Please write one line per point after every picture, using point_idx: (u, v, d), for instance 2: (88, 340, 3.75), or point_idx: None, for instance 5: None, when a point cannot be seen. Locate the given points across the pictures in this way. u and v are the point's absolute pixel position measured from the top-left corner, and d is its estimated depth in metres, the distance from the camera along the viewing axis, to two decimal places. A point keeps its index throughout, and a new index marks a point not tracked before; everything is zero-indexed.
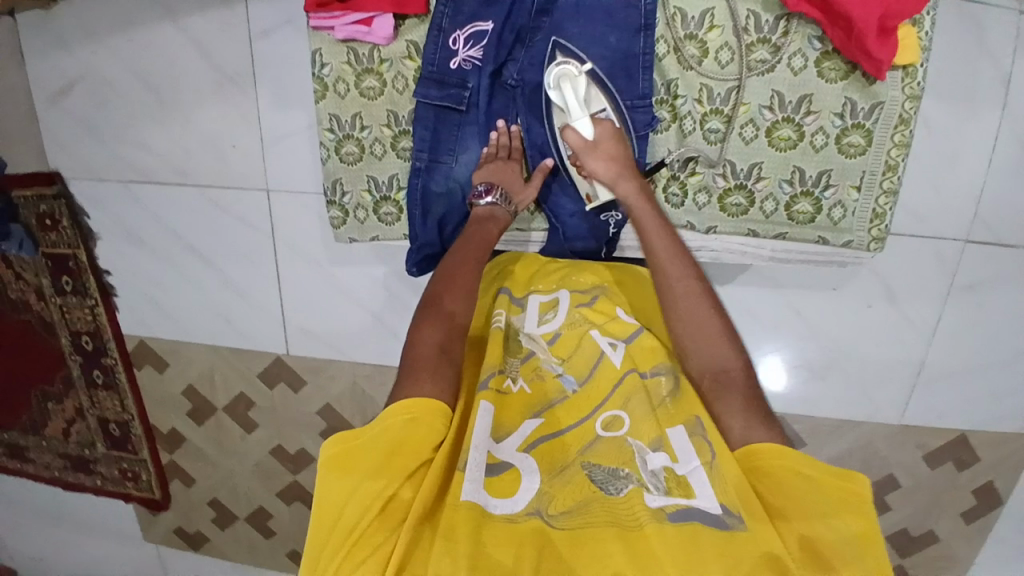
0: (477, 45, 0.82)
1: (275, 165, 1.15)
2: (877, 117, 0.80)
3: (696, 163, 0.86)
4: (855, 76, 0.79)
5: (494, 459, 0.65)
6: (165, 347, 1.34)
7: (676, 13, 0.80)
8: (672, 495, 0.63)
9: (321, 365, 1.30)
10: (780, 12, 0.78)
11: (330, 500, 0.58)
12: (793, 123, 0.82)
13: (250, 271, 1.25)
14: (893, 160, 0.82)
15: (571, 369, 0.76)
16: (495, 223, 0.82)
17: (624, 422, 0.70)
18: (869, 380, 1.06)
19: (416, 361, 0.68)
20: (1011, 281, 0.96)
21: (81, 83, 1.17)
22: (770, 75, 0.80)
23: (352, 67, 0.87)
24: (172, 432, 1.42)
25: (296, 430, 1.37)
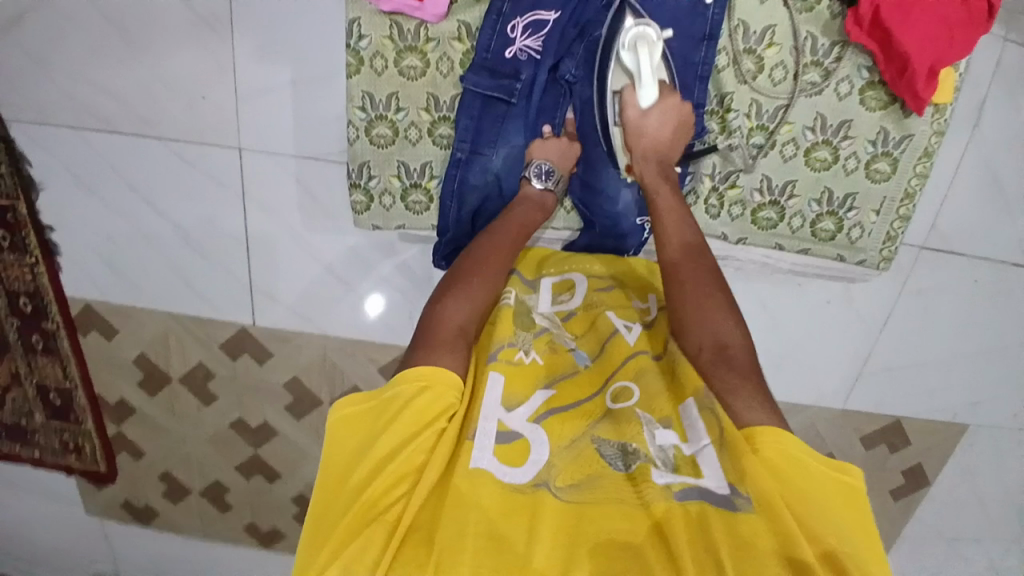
0: (535, 35, 0.76)
1: (252, 124, 1.08)
2: (905, 147, 0.80)
3: (736, 176, 0.83)
4: (894, 107, 0.78)
5: (504, 429, 0.61)
6: (117, 311, 1.25)
7: (740, 26, 0.76)
8: (680, 473, 0.58)
9: (289, 337, 1.24)
10: (837, 38, 0.76)
11: (341, 460, 0.58)
12: (830, 145, 0.81)
13: (217, 234, 1.17)
14: (913, 188, 0.82)
15: (582, 348, 0.74)
16: (542, 211, 0.80)
17: (634, 394, 0.66)
18: (824, 371, 1.14)
19: (434, 335, 0.65)
20: (957, 286, 1.06)
21: (26, 8, 1.04)
22: (817, 97, 0.78)
23: (394, 43, 0.79)
24: (122, 400, 1.33)
25: (259, 402, 1.31)
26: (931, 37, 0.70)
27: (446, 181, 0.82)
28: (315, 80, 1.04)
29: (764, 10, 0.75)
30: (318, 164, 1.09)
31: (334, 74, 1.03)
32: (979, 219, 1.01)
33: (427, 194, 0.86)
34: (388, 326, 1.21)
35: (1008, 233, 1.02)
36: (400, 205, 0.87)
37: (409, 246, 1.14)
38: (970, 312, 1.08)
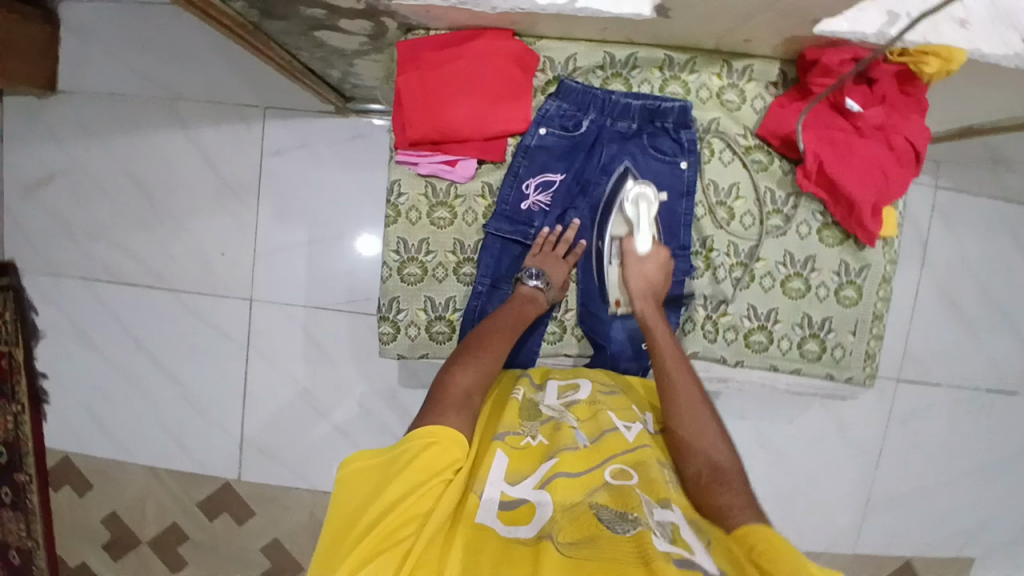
0: (547, 191, 0.76)
1: (264, 276, 1.15)
2: (866, 276, 0.77)
3: (725, 303, 0.77)
4: (850, 242, 0.76)
5: (506, 499, 0.54)
6: (95, 466, 1.19)
7: (710, 184, 0.76)
8: (676, 543, 0.48)
9: (275, 492, 1.18)
10: (791, 188, 0.75)
11: (346, 508, 0.54)
12: (802, 277, 0.77)
13: (214, 382, 1.17)
14: (879, 310, 0.78)
15: (584, 429, 0.62)
16: (535, 307, 0.72)
17: (632, 474, 0.56)
18: (831, 509, 1.12)
19: (440, 396, 0.61)
20: (936, 415, 1.10)
21: (63, 176, 1.15)
22: (783, 237, 0.76)
23: (428, 199, 0.75)
24: (83, 566, 1.20)
25: (234, 570, 1.20)
26: (871, 176, 0.70)
27: (466, 312, 0.76)
28: (327, 237, 1.13)
29: (728, 168, 0.76)
30: (323, 312, 1.14)
31: (345, 232, 1.13)
32: (942, 350, 1.09)
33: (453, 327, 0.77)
34: None
35: (970, 361, 1.10)
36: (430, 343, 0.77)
37: (407, 390, 1.15)
38: (955, 440, 1.11)
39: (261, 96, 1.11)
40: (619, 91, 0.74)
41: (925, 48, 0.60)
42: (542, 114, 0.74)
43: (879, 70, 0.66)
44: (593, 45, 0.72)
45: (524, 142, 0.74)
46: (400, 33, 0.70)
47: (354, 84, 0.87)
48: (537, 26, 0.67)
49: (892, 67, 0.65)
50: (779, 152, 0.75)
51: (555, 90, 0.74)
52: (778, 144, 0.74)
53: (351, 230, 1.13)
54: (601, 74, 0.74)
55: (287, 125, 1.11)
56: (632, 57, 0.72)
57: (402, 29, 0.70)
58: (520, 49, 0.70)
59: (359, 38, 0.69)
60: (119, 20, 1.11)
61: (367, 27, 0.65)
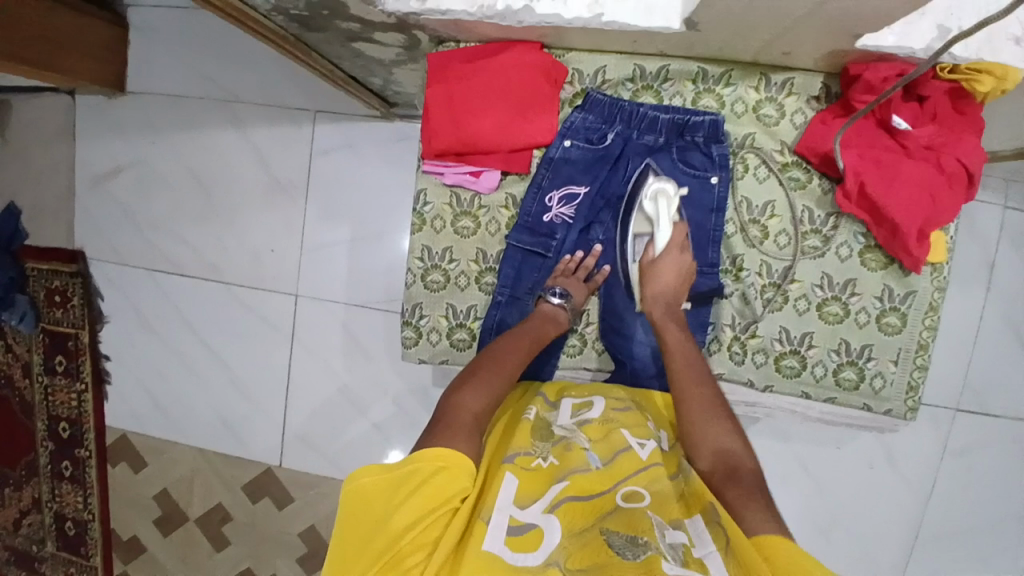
0: (570, 204, 0.76)
1: (309, 273, 1.19)
2: (912, 303, 0.72)
3: (756, 325, 0.75)
4: (895, 267, 0.71)
5: (515, 523, 0.52)
6: (150, 444, 1.27)
7: (744, 201, 0.74)
8: (689, 566, 0.47)
9: (313, 480, 1.23)
10: (831, 209, 0.72)
11: (354, 526, 0.51)
12: (840, 301, 0.73)
13: (260, 373, 1.23)
14: (926, 340, 0.73)
15: (596, 450, 0.61)
16: (556, 326, 0.73)
17: (645, 496, 0.55)
18: (879, 540, 1.05)
19: (451, 418, 0.59)
20: (1001, 447, 1.02)
21: (130, 173, 1.23)
22: (821, 259, 0.73)
23: (452, 208, 0.77)
24: (134, 538, 1.29)
25: (272, 551, 1.25)
26: (916, 202, 0.67)
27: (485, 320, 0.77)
28: (370, 237, 1.16)
29: (766, 186, 0.73)
30: (363, 309, 1.18)
31: (387, 232, 1.16)
32: (1009, 379, 1.01)
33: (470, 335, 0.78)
34: None
35: None
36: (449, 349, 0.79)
37: (440, 390, 1.16)
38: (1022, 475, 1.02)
39: (312, 99, 1.15)
40: (647, 104, 0.73)
41: (977, 65, 0.60)
42: (567, 126, 0.74)
43: (928, 87, 0.64)
44: (622, 57, 0.72)
45: (549, 154, 0.75)
46: (433, 45, 0.72)
47: (397, 90, 0.88)
48: (564, 37, 0.68)
49: (943, 84, 0.64)
50: (818, 169, 0.71)
51: (581, 102, 0.74)
52: (817, 162, 0.70)
53: (391, 231, 1.16)
54: (631, 87, 0.73)
55: (336, 127, 1.15)
56: (664, 70, 0.72)
57: (434, 41, 0.73)
58: (547, 62, 0.71)
59: (395, 49, 0.71)
60: (185, 27, 1.18)
61: (401, 39, 0.68)
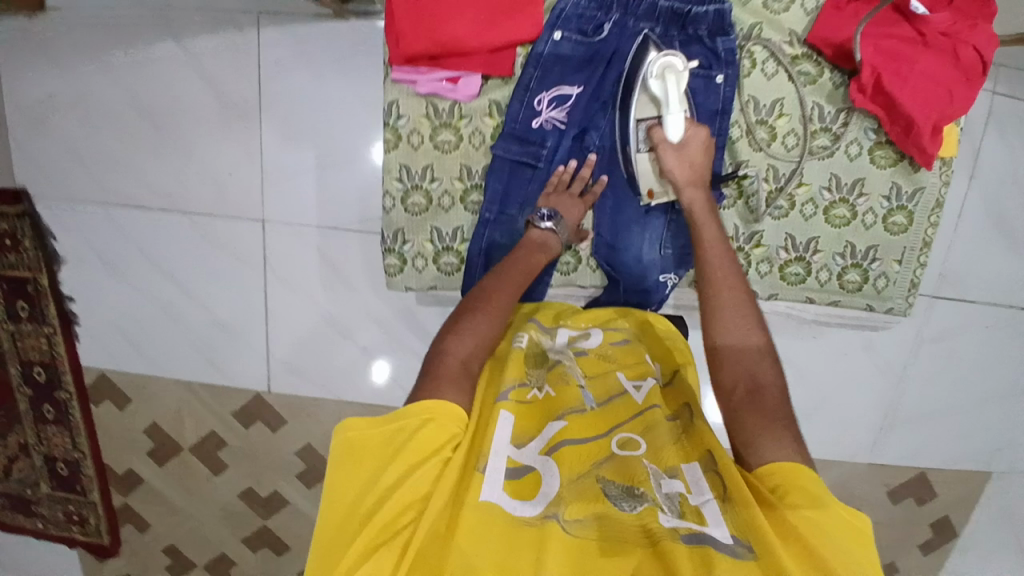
0: (560, 108, 0.79)
1: (275, 196, 1.12)
2: (918, 201, 0.82)
3: (761, 235, 0.84)
4: (903, 163, 0.80)
5: (513, 465, 0.55)
6: (131, 381, 1.25)
7: (750, 101, 0.79)
8: (686, 518, 0.52)
9: (305, 403, 1.24)
10: (842, 105, 0.79)
11: (343, 488, 0.53)
12: (848, 204, 0.82)
13: (237, 303, 1.19)
14: (929, 238, 0.84)
15: (592, 389, 0.66)
16: (545, 252, 0.75)
17: (641, 445, 0.59)
18: (847, 424, 1.13)
19: (437, 368, 0.60)
20: (967, 332, 1.07)
21: (63, 100, 1.10)
22: (829, 159, 0.81)
23: (430, 120, 0.81)
24: (131, 470, 1.31)
25: (272, 471, 1.29)
26: (931, 96, 0.73)
27: (472, 243, 0.82)
28: (337, 153, 1.09)
29: (771, 86, 0.79)
30: (336, 233, 1.14)
31: (354, 148, 1.09)
32: (983, 267, 1.03)
33: (458, 257, 0.86)
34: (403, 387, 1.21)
35: (1012, 278, 1.04)
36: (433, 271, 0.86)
37: (425, 308, 1.17)
38: (984, 355, 1.08)
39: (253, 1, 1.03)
40: None
41: None
42: (558, 17, 0.76)
43: None
44: None
45: (537, 50, 0.77)
46: None
47: None
48: None
49: None
50: (830, 63, 0.78)
51: None
52: (830, 54, 0.76)
53: (359, 146, 1.09)
54: None
55: (286, 32, 1.03)
56: None
57: None
58: None
59: None
60: None
61: None
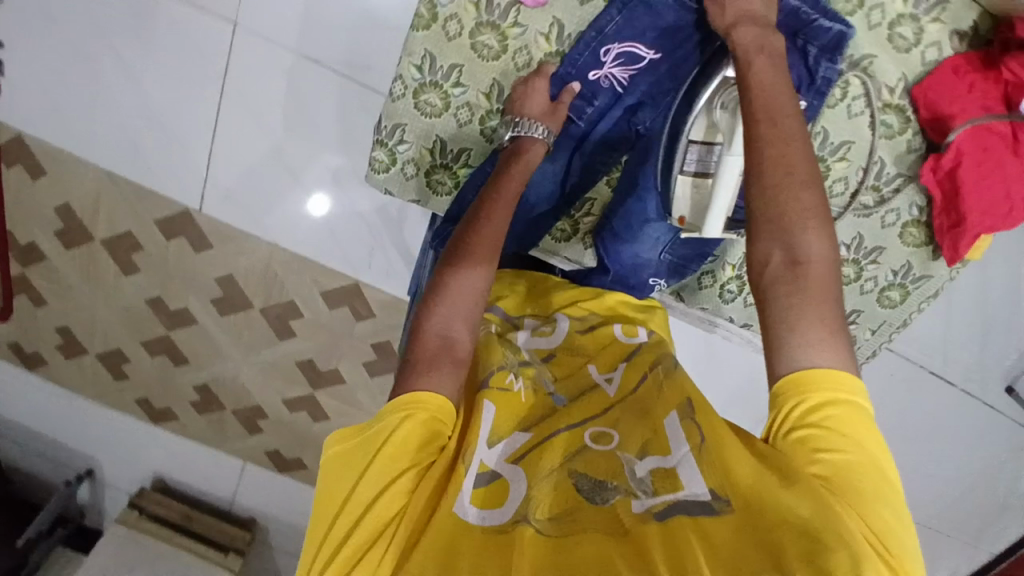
0: (623, 65, 0.79)
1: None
2: (920, 285, 0.88)
3: None
4: (927, 248, 0.86)
5: (483, 470, 0.53)
6: (47, 151, 1.10)
7: (820, 133, 0.81)
8: (659, 493, 0.51)
9: (234, 234, 1.16)
10: (904, 171, 0.83)
11: (327, 496, 0.51)
12: (858, 266, 0.88)
13: (184, 105, 1.05)
14: (909, 319, 0.91)
15: (563, 390, 0.62)
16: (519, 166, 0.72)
17: (615, 438, 0.56)
18: (733, 416, 1.17)
19: (416, 351, 0.58)
20: (876, 375, 1.14)
21: None
22: (864, 219, 0.85)
23: (477, 15, 0.80)
24: (33, 243, 1.21)
25: (186, 289, 1.23)
26: (991, 208, 0.77)
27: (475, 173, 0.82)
28: None
29: (847, 126, 0.81)
30: (312, 65, 1.01)
31: None
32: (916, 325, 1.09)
33: (452, 178, 0.88)
34: (344, 256, 1.16)
35: (936, 343, 1.11)
36: (419, 179, 0.88)
37: None
38: (883, 400, 1.17)
39: None
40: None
41: None
42: None
43: None
44: None
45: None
46: None
47: None
48: None
49: None
50: (919, 124, 0.81)
51: None
52: (926, 117, 0.80)
53: None
54: None
55: None
56: None
57: None
58: None
59: None
60: None
61: None
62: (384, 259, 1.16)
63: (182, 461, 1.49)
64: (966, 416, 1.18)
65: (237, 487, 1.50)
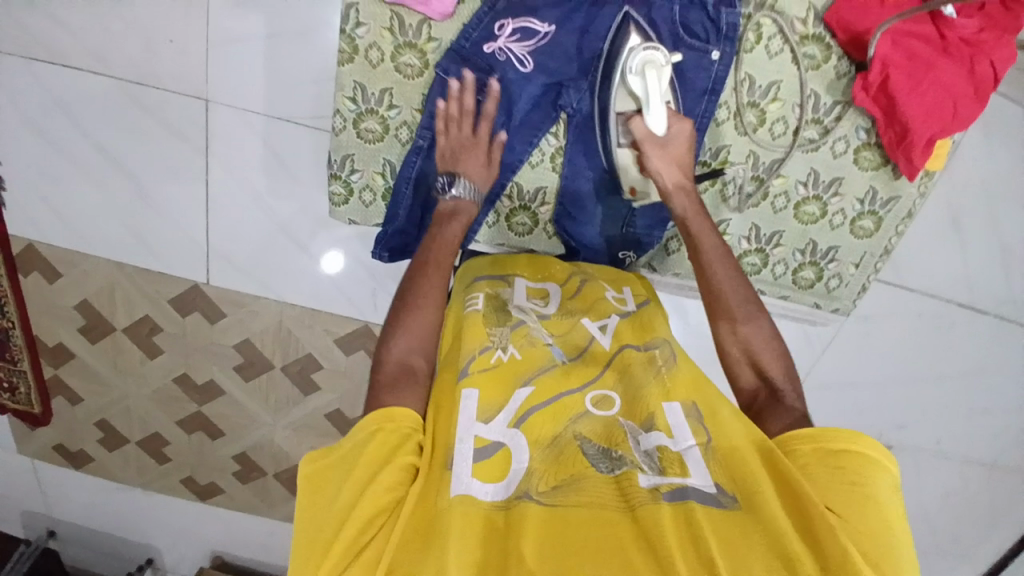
0: (521, 39, 0.78)
1: (219, 74, 1.02)
2: (890, 207, 0.89)
3: (727, 225, 0.92)
4: (886, 168, 0.87)
5: (481, 445, 0.53)
6: (59, 256, 1.18)
7: (745, 79, 0.82)
8: (667, 474, 0.50)
9: (243, 299, 1.20)
10: (841, 97, 0.83)
11: (305, 522, 0.49)
12: (820, 201, 0.90)
13: (172, 184, 1.11)
14: (889, 245, 0.92)
15: (560, 346, 0.65)
16: (457, 221, 0.74)
17: (616, 402, 0.57)
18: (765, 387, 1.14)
19: (376, 378, 0.60)
20: (901, 315, 1.11)
21: None
22: (813, 153, 0.86)
23: (393, 36, 0.82)
24: (62, 345, 1.27)
25: (208, 361, 1.27)
26: (934, 110, 0.77)
27: (405, 168, 0.85)
28: (290, 35, 1.00)
29: (771, 68, 0.82)
30: (284, 124, 1.05)
31: (310, 32, 0.99)
32: (931, 258, 1.05)
33: None
34: (348, 296, 1.19)
35: (956, 272, 1.06)
36: (376, 204, 0.92)
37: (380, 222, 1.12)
38: (915, 340, 1.13)
39: None
40: None
41: None
42: None
43: None
44: None
45: None
46: None
47: None
48: None
49: None
50: (841, 47, 0.80)
51: None
52: (844, 40, 0.79)
53: (317, 31, 0.99)
54: None
55: None
56: None
57: None
58: None
59: None
60: None
61: None
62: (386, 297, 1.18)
63: (237, 532, 1.51)
64: (1007, 346, 1.12)
65: None
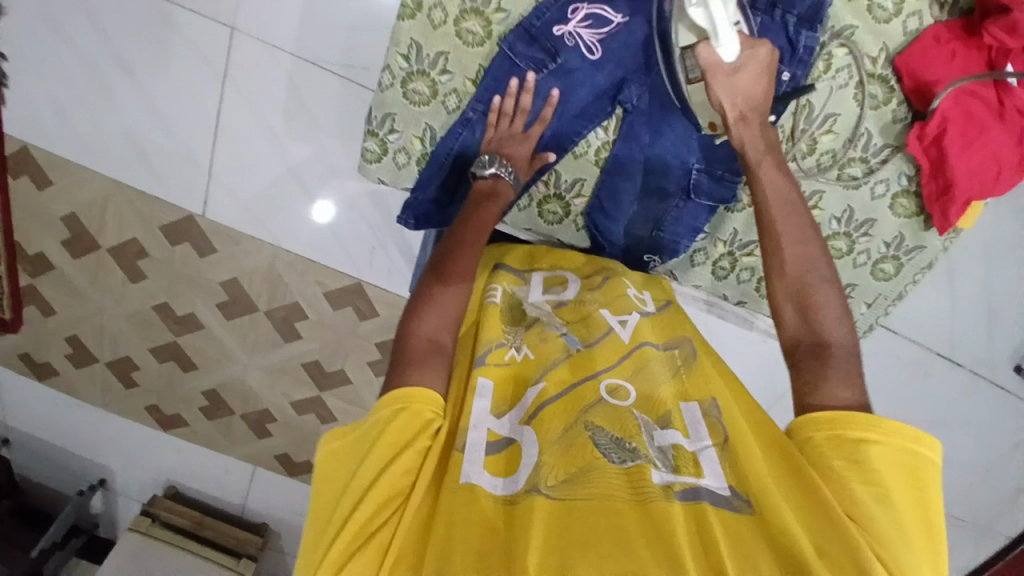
0: (592, 26, 0.79)
1: (253, 3, 0.98)
2: (912, 256, 0.91)
3: (754, 246, 0.92)
4: (918, 219, 0.88)
5: (493, 438, 0.55)
6: (53, 162, 1.13)
7: (805, 106, 0.82)
8: (681, 473, 0.52)
9: (239, 238, 1.17)
10: (890, 142, 0.84)
11: (327, 487, 0.52)
12: (849, 239, 0.90)
13: (186, 108, 1.07)
14: (903, 291, 0.94)
15: (574, 333, 0.65)
16: (495, 201, 0.73)
17: (630, 394, 0.58)
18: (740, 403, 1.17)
19: (405, 352, 0.58)
20: (886, 359, 1.14)
21: None
22: (853, 191, 0.87)
23: (460, 1, 0.79)
24: (42, 254, 1.23)
25: (193, 294, 1.25)
26: (978, 171, 0.80)
27: (448, 137, 0.85)
28: None
29: (832, 99, 0.81)
30: (310, 67, 1.02)
31: None
32: (927, 310, 1.08)
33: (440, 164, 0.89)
34: (347, 252, 1.17)
35: (946, 327, 1.10)
36: (409, 169, 0.90)
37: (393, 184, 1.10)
38: (893, 385, 1.16)
39: None
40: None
41: None
42: None
43: None
44: None
45: None
46: None
47: None
48: None
49: None
50: (903, 93, 0.81)
51: None
52: (908, 86, 0.80)
53: None
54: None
55: None
56: None
57: None
58: None
59: None
60: None
61: None
62: (385, 260, 1.17)
63: (193, 466, 1.50)
64: (977, 404, 1.17)
65: (248, 493, 1.51)
